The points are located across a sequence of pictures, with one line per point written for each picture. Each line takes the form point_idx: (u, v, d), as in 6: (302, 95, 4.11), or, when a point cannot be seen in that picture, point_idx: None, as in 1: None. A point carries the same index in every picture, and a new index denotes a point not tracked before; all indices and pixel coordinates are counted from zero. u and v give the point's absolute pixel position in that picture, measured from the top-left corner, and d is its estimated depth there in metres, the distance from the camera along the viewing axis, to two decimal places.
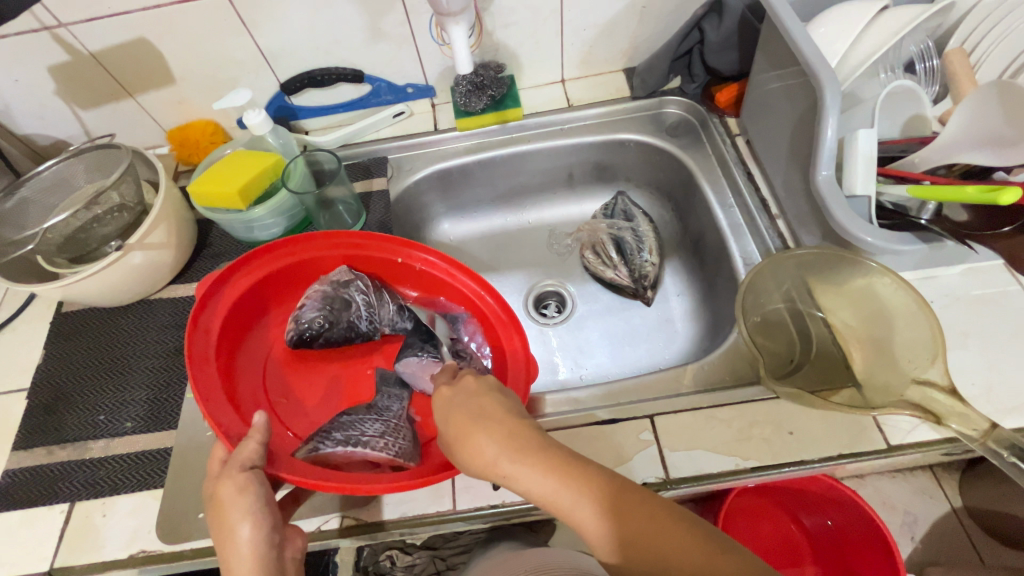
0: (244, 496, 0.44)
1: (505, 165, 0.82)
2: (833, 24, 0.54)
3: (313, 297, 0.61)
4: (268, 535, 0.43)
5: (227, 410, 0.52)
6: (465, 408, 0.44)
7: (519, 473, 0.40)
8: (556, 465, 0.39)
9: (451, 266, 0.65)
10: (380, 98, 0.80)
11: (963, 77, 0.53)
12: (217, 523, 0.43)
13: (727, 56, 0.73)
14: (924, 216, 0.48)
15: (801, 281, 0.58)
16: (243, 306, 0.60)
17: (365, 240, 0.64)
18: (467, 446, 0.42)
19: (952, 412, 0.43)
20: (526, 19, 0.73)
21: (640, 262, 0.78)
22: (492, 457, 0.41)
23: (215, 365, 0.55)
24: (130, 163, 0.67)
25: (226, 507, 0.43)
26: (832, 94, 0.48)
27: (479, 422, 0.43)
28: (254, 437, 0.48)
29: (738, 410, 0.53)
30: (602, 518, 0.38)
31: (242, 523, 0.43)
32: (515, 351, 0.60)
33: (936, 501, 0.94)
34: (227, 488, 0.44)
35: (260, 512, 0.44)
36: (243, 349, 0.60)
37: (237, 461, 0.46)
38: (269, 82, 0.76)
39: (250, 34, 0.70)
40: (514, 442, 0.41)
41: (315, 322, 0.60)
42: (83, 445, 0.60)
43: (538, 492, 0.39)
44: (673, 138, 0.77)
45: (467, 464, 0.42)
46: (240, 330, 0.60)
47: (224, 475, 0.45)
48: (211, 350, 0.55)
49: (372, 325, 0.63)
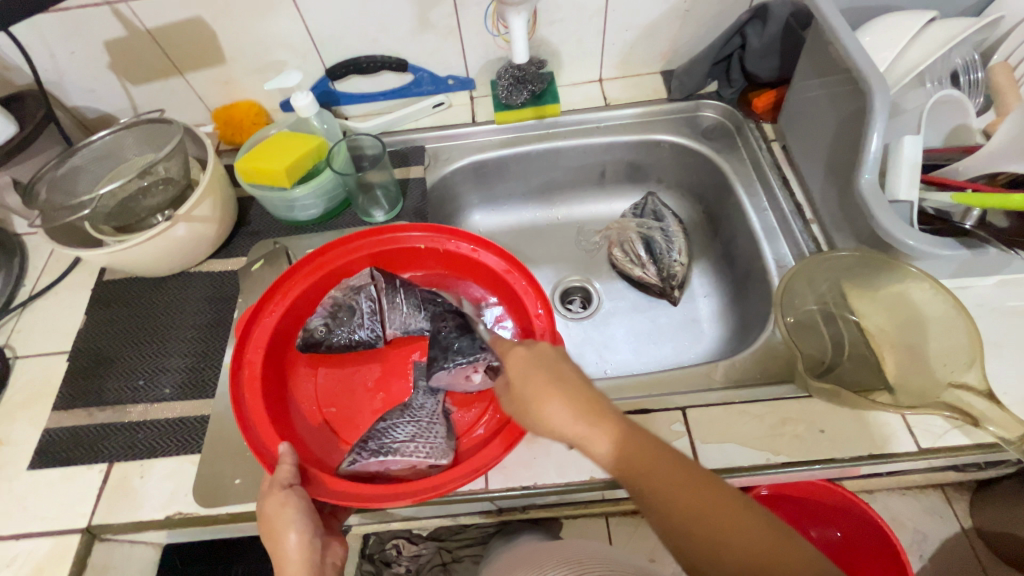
0: (286, 511, 0.47)
1: (539, 161, 0.84)
2: (879, 33, 0.55)
3: (322, 304, 0.62)
4: (311, 542, 0.48)
5: (270, 429, 0.54)
6: (544, 373, 0.44)
7: (593, 438, 0.41)
8: (632, 438, 0.41)
9: (474, 244, 0.65)
10: (421, 89, 0.82)
11: (1007, 90, 0.54)
12: (267, 535, 0.47)
13: (767, 62, 0.74)
14: (968, 222, 0.49)
15: (836, 286, 0.59)
16: (284, 325, 0.61)
17: (389, 235, 0.66)
18: (541, 408, 0.43)
19: (989, 416, 0.44)
20: (571, 17, 0.74)
21: (669, 261, 0.79)
22: (564, 424, 0.42)
23: (259, 390, 0.56)
24: (180, 139, 0.68)
25: (272, 518, 0.47)
26: (880, 99, 0.49)
27: (559, 387, 0.43)
28: (284, 460, 0.50)
29: (770, 407, 0.54)
30: (670, 493, 0.39)
31: (288, 532, 0.47)
32: (540, 328, 0.59)
33: (946, 520, 0.94)
34: (271, 504, 0.47)
35: (302, 523, 0.47)
36: (291, 368, 0.62)
37: (275, 482, 0.49)
38: (315, 67, 0.78)
39: (302, 18, 0.71)
40: (590, 409, 0.42)
41: (321, 328, 0.61)
42: (123, 408, 0.61)
43: (608, 457, 0.41)
44: (707, 142, 0.78)
45: (539, 423, 0.44)
46: (285, 348, 0.62)
47: (268, 494, 0.48)
48: (253, 375, 0.57)
49: (373, 333, 0.63)
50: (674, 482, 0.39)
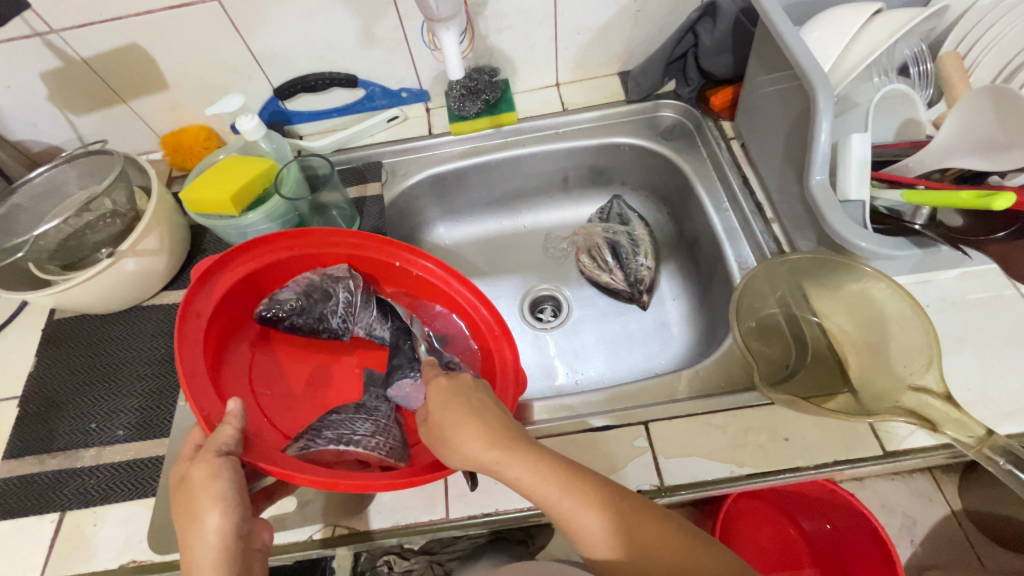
0: (215, 483, 0.42)
1: (500, 170, 0.82)
2: (826, 28, 0.54)
3: (297, 281, 0.59)
4: (236, 525, 0.42)
5: (212, 395, 0.50)
6: (463, 402, 0.46)
7: (512, 467, 0.42)
8: (550, 466, 0.42)
9: (448, 275, 0.63)
10: (374, 103, 0.81)
11: (958, 80, 0.53)
12: (184, 509, 0.41)
13: (721, 59, 0.72)
14: (919, 221, 0.48)
15: (796, 286, 0.57)
16: (239, 292, 0.57)
17: (366, 243, 0.62)
18: (457, 438, 0.44)
19: (947, 419, 0.43)
20: (520, 24, 0.73)
21: (635, 265, 0.78)
22: (483, 453, 0.43)
23: (203, 349, 0.52)
24: (121, 169, 0.66)
25: (198, 491, 0.41)
26: (825, 98, 0.47)
27: (476, 415, 0.45)
28: (231, 422, 0.45)
29: (733, 417, 0.52)
30: (595, 513, 0.41)
31: (211, 510, 0.41)
32: (504, 364, 0.59)
33: (935, 503, 0.93)
34: (200, 473, 0.42)
35: (229, 501, 0.42)
36: (234, 335, 0.57)
37: (212, 446, 0.44)
38: (262, 87, 0.76)
39: (243, 39, 0.69)
40: (505, 436, 0.43)
41: (290, 303, 0.58)
42: (74, 453, 0.59)
43: (528, 485, 0.42)
44: (667, 143, 0.77)
45: (458, 456, 0.44)
46: (232, 315, 0.57)
47: (199, 459, 0.43)
48: (203, 329, 0.53)
49: (343, 325, 0.60)
50: (601, 505, 0.42)
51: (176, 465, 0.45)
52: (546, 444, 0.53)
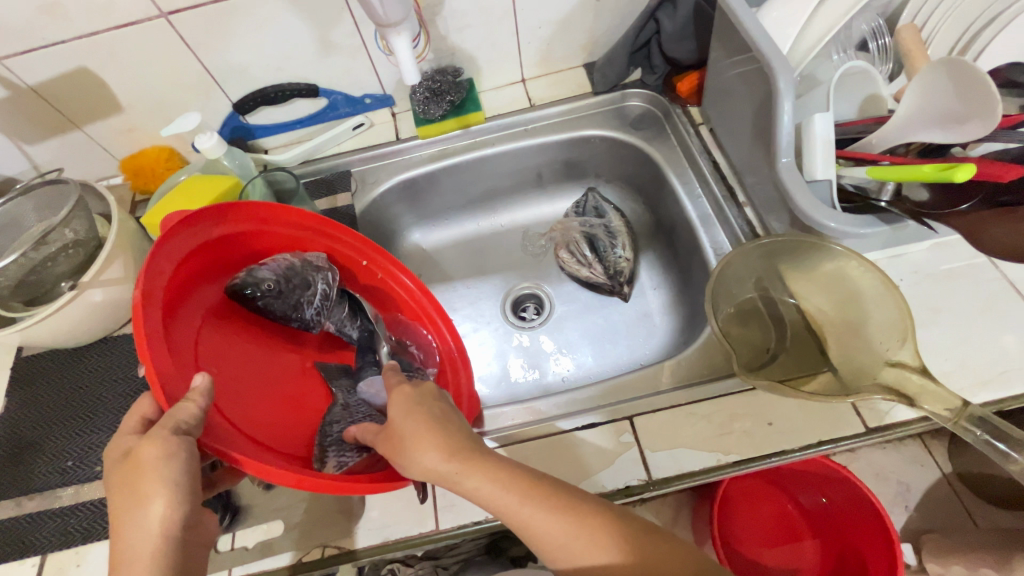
0: (165, 466, 0.39)
1: (471, 170, 0.81)
2: (784, 7, 0.53)
3: (276, 260, 0.54)
4: (182, 515, 0.39)
5: (170, 364, 0.43)
6: (425, 411, 0.45)
7: (470, 478, 0.42)
8: (506, 475, 0.42)
9: (414, 285, 0.65)
10: (337, 111, 0.79)
11: (915, 53, 0.53)
12: (129, 490, 0.39)
13: (685, 45, 0.71)
14: (884, 198, 0.48)
15: (772, 270, 0.57)
16: (201, 257, 0.50)
17: (343, 236, 0.62)
18: (416, 449, 0.43)
19: (925, 393, 0.43)
20: (479, 22, 0.72)
21: (614, 258, 0.77)
22: (442, 464, 0.42)
23: (161, 306, 0.45)
24: (78, 197, 0.63)
25: (144, 471, 0.39)
26: (785, 77, 0.47)
27: (438, 426, 0.44)
28: (195, 400, 0.41)
29: (717, 405, 0.52)
30: (548, 513, 0.42)
31: (155, 499, 0.39)
32: (459, 380, 0.61)
33: (927, 468, 0.95)
34: (149, 452, 0.39)
35: (178, 488, 0.39)
36: (187, 302, 0.48)
37: (168, 423, 0.40)
38: (221, 103, 0.74)
39: (195, 55, 0.67)
40: (463, 447, 0.43)
41: (268, 283, 0.52)
42: (52, 494, 0.58)
43: (487, 495, 0.42)
44: (637, 132, 0.77)
45: (416, 468, 0.43)
46: (190, 279, 0.49)
47: (149, 437, 0.39)
48: (165, 283, 0.45)
49: (316, 317, 0.57)
50: (551, 505, 0.42)
51: (118, 437, 0.43)
52: (532, 446, 0.53)
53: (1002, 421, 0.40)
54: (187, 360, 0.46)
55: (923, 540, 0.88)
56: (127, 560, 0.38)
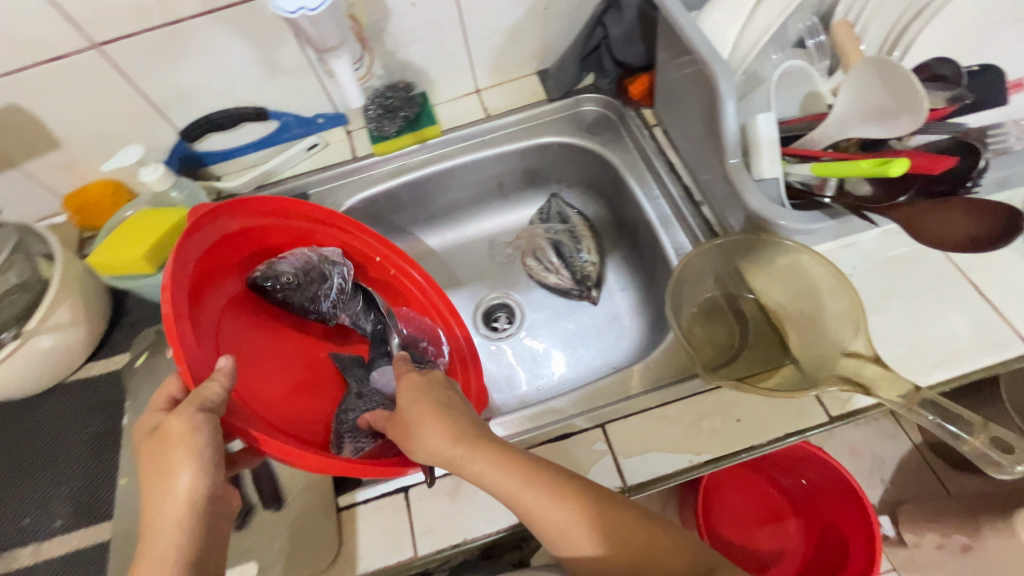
0: (190, 438, 0.39)
1: (432, 185, 0.80)
2: (725, 8, 0.54)
3: (296, 254, 0.55)
4: (208, 486, 0.40)
5: (195, 349, 0.44)
6: (432, 397, 0.45)
7: (476, 462, 0.42)
8: (509, 459, 0.43)
9: (426, 282, 0.64)
10: (290, 133, 0.77)
11: (851, 49, 0.54)
12: (157, 462, 0.40)
13: (633, 48, 0.72)
14: (829, 193, 0.49)
15: (731, 267, 0.58)
16: (224, 248, 0.51)
17: (358, 232, 0.62)
18: (422, 432, 0.43)
19: (879, 381, 0.44)
20: (427, 36, 0.71)
21: (580, 263, 0.78)
22: (447, 448, 0.42)
23: (187, 291, 0.45)
24: (16, 241, 0.61)
25: (173, 444, 0.39)
26: (726, 81, 0.49)
27: (444, 412, 0.44)
28: (219, 379, 0.41)
29: (686, 406, 0.53)
30: (552, 497, 0.42)
31: (183, 470, 0.39)
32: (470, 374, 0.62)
33: (899, 440, 1.02)
34: (176, 426, 0.39)
35: (203, 461, 0.40)
36: (211, 291, 0.49)
37: (194, 400, 0.40)
38: (165, 132, 0.72)
39: (134, 85, 0.65)
40: (469, 432, 0.44)
41: (287, 276, 0.53)
42: (12, 554, 0.56)
43: (492, 479, 0.42)
44: (593, 136, 0.77)
45: (424, 452, 0.43)
46: (213, 269, 0.50)
47: (176, 412, 0.40)
48: (191, 269, 0.46)
49: (332, 309, 0.56)
50: (554, 490, 0.43)
51: (146, 415, 0.44)
52: None
53: (950, 404, 0.41)
54: (210, 347, 0.46)
55: (901, 509, 0.95)
56: (159, 525, 0.39)
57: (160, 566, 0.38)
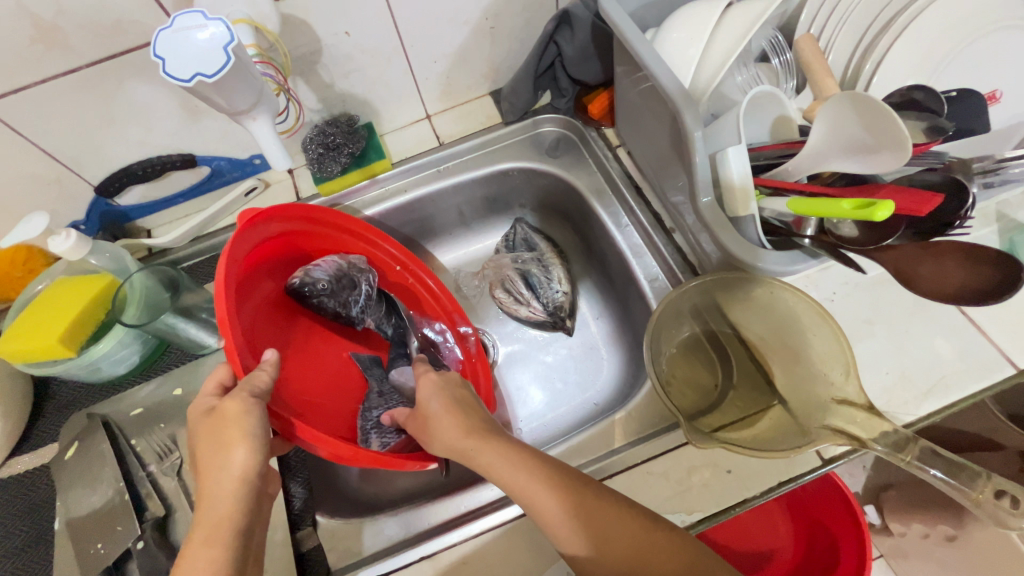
0: (246, 419, 0.40)
1: (388, 222, 0.74)
2: (684, 27, 0.50)
3: (329, 260, 0.56)
4: (260, 461, 0.40)
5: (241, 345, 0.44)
6: (450, 394, 0.49)
7: (484, 452, 0.44)
8: (515, 450, 0.44)
9: (439, 291, 0.65)
10: (224, 177, 0.71)
11: (817, 67, 0.52)
12: (214, 440, 0.40)
13: (589, 66, 0.68)
14: (808, 232, 0.46)
15: (711, 302, 0.55)
16: (265, 250, 0.51)
17: (381, 243, 0.62)
18: (436, 423, 0.47)
19: (873, 430, 0.41)
20: (367, 65, 0.65)
21: (551, 293, 0.73)
22: (458, 439, 0.45)
23: (235, 289, 0.46)
24: None
25: (228, 422, 0.40)
26: (691, 114, 0.45)
27: (461, 409, 0.48)
28: (266, 370, 0.44)
29: (672, 459, 0.50)
30: (556, 492, 0.42)
31: (238, 448, 0.39)
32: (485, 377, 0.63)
33: None
34: (233, 406, 0.40)
35: (258, 438, 0.40)
36: (253, 290, 0.49)
37: (246, 386, 0.42)
38: (79, 189, 0.64)
39: (34, 144, 0.57)
40: (481, 427, 0.46)
41: (322, 283, 0.53)
42: None
43: (499, 469, 0.43)
44: (555, 160, 0.73)
45: (440, 440, 0.47)
46: (255, 270, 0.50)
47: (233, 394, 0.41)
48: (238, 270, 0.47)
49: (359, 315, 0.58)
50: (559, 484, 0.42)
51: (198, 400, 0.43)
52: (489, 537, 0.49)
53: (948, 453, 0.39)
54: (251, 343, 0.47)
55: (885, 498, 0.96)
56: (206, 498, 0.39)
57: (211, 540, 0.37)
